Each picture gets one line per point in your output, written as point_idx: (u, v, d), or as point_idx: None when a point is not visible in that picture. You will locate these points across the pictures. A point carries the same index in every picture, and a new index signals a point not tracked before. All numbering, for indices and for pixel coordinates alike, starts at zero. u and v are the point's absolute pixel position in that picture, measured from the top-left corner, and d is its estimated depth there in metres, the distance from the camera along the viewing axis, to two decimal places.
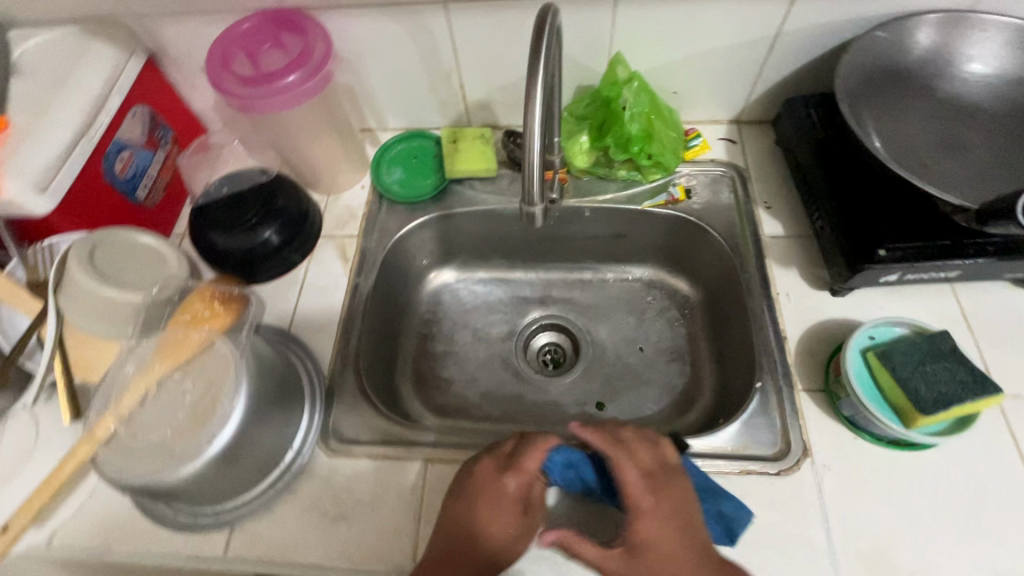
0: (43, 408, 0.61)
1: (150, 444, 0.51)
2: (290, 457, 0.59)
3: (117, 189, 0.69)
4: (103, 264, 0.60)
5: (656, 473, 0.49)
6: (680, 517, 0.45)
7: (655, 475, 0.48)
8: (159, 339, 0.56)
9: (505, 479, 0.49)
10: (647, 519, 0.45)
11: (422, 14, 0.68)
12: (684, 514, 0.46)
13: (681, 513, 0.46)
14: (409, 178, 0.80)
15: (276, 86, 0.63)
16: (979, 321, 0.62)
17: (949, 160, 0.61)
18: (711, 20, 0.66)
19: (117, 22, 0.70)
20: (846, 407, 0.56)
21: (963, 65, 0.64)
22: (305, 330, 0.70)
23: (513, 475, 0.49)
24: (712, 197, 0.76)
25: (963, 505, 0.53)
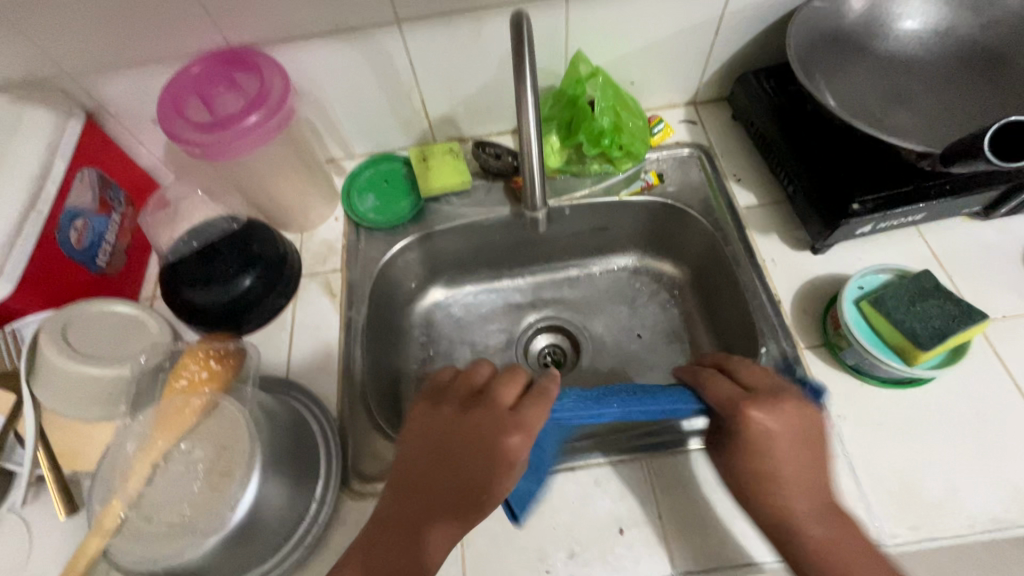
0: (32, 506, 0.56)
1: (169, 522, 0.47)
2: (315, 507, 0.56)
3: (76, 261, 0.64)
4: (79, 342, 0.56)
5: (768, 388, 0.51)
6: (803, 429, 0.49)
7: (758, 388, 0.52)
8: (156, 410, 0.52)
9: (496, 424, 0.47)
10: (760, 416, 0.48)
11: (378, 37, 0.67)
12: (803, 425, 0.49)
13: (791, 421, 0.49)
14: (384, 204, 0.79)
15: (239, 129, 0.61)
16: (949, 257, 0.66)
17: (897, 113, 0.65)
18: (660, 10, 0.68)
19: (49, 84, 0.66)
20: (850, 357, 0.58)
21: (896, 23, 0.68)
22: (304, 374, 0.67)
23: (511, 429, 0.46)
24: (684, 178, 0.78)
25: (971, 430, 0.56)
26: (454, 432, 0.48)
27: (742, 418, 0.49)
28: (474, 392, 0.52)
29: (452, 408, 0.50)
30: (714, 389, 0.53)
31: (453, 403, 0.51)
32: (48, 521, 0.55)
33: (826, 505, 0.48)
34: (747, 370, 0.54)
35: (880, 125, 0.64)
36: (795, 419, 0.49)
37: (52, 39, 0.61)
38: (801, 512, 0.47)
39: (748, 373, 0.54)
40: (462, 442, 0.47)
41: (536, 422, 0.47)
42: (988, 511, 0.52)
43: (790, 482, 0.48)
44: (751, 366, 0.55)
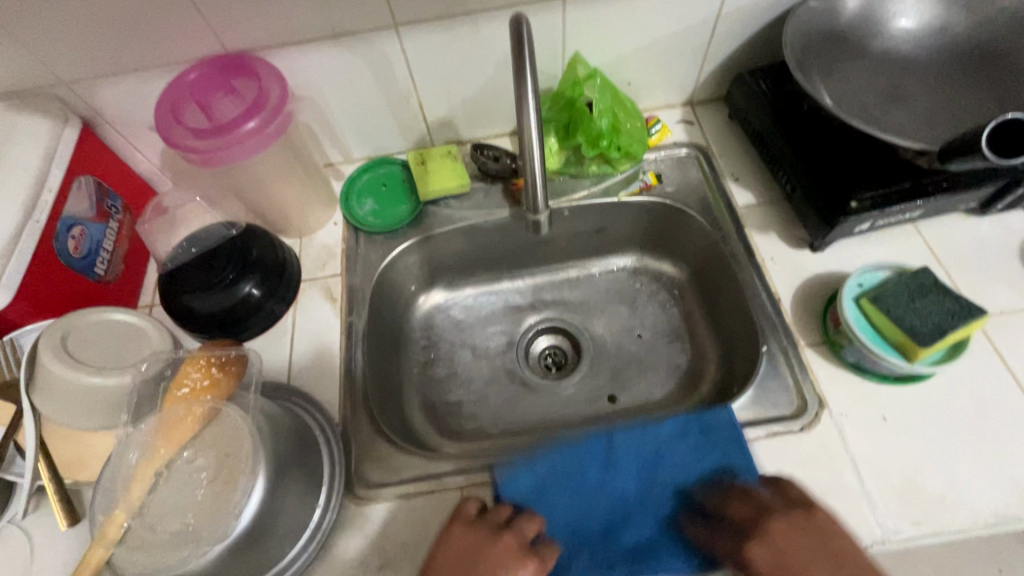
0: (34, 517, 0.55)
1: (173, 532, 0.47)
2: (320, 514, 0.56)
3: (74, 269, 0.64)
4: (79, 349, 0.56)
5: (755, 519, 0.51)
6: (805, 544, 0.48)
7: (746, 526, 0.51)
8: (156, 420, 0.52)
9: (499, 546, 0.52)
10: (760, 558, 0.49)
11: (376, 41, 0.67)
12: (795, 540, 0.49)
13: (789, 547, 0.49)
14: (383, 207, 0.79)
15: (236, 135, 0.61)
16: (947, 253, 0.67)
17: (894, 111, 0.65)
18: (656, 11, 0.69)
19: (45, 92, 0.66)
20: (850, 354, 0.59)
21: (890, 22, 0.69)
22: (306, 380, 0.67)
23: (501, 544, 0.52)
24: (682, 178, 0.78)
25: (972, 426, 0.56)
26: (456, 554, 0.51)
27: (746, 560, 0.50)
28: (492, 519, 0.54)
29: (468, 533, 0.53)
30: (713, 539, 0.53)
31: (470, 523, 0.54)
32: (50, 532, 0.55)
33: None
34: (745, 498, 0.53)
35: (876, 123, 0.65)
36: (800, 538, 0.49)
37: (48, 45, 0.60)
38: None
39: (736, 504, 0.53)
40: (466, 560, 0.51)
41: (547, 553, 0.53)
42: (991, 505, 0.52)
43: None
44: (742, 497, 0.53)
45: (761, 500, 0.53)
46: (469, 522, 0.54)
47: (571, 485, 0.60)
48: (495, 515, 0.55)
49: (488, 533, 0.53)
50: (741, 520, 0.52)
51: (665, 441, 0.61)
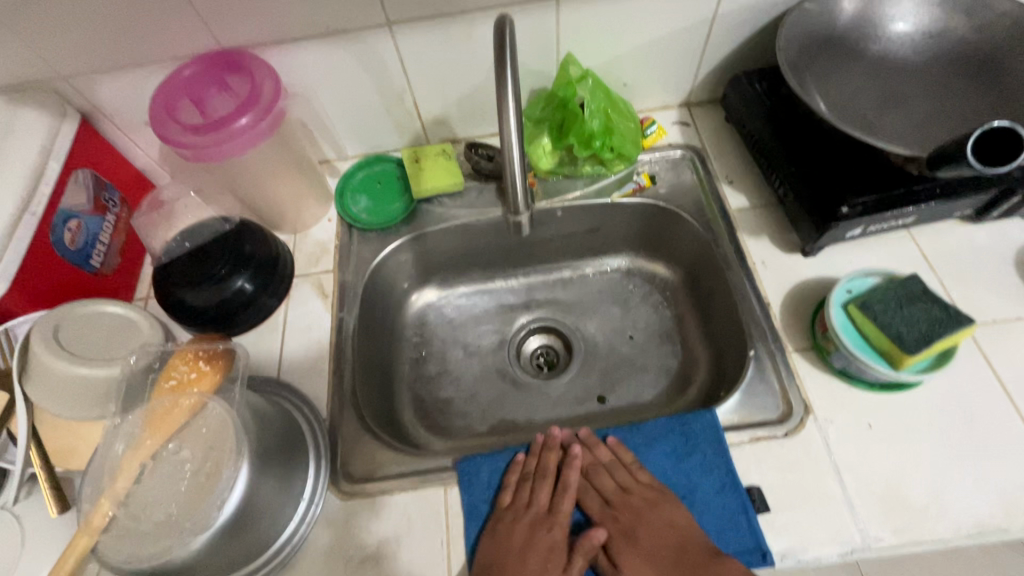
0: (24, 504, 0.56)
1: (156, 522, 0.48)
2: (304, 507, 0.57)
3: (69, 262, 0.65)
4: (70, 341, 0.57)
5: (619, 496, 0.57)
6: (651, 527, 0.54)
7: (614, 502, 0.57)
8: (144, 411, 0.53)
9: (552, 532, 0.55)
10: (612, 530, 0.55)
11: (369, 39, 0.67)
12: (634, 522, 0.55)
13: (634, 524, 0.55)
14: (377, 205, 0.79)
15: (229, 131, 0.61)
16: (940, 261, 0.66)
17: (889, 115, 0.65)
18: (651, 12, 0.68)
19: (44, 86, 0.67)
20: (836, 360, 0.59)
21: (888, 25, 0.68)
22: (295, 374, 0.67)
23: (556, 526, 0.56)
24: (676, 180, 0.78)
25: (958, 435, 0.56)
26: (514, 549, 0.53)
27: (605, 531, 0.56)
28: (532, 506, 0.57)
29: (518, 523, 0.55)
30: (586, 504, 0.59)
31: (517, 512, 0.57)
32: (40, 519, 0.56)
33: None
34: (614, 474, 0.58)
35: (870, 127, 0.64)
36: (638, 518, 0.55)
37: (46, 40, 0.61)
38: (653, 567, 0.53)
39: (602, 480, 0.58)
40: (532, 552, 0.53)
41: (567, 510, 0.58)
42: (973, 516, 0.52)
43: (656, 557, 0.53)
44: (610, 472, 0.59)
45: (623, 478, 0.58)
46: (514, 511, 0.57)
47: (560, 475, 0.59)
48: (522, 491, 0.58)
49: (535, 519, 0.56)
50: (608, 494, 0.57)
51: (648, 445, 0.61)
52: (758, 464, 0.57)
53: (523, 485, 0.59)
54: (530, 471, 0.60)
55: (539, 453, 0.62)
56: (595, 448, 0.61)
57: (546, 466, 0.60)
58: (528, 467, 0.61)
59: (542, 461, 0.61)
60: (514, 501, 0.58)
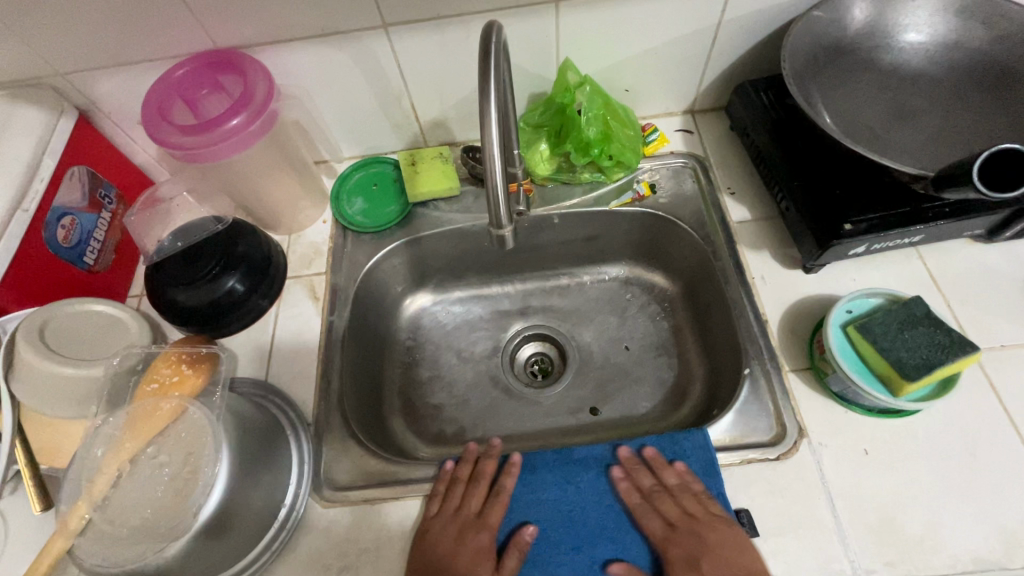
0: (9, 500, 0.57)
1: (132, 527, 0.48)
2: (285, 512, 0.57)
3: (63, 259, 0.65)
4: (56, 341, 0.57)
5: (686, 522, 0.52)
6: (716, 558, 0.49)
7: (678, 527, 0.53)
8: (126, 413, 0.53)
9: (481, 535, 0.54)
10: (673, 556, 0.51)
11: (365, 40, 0.66)
12: (703, 552, 0.50)
13: (699, 553, 0.50)
14: (372, 207, 0.78)
15: (220, 132, 0.61)
16: (947, 281, 0.64)
17: (898, 129, 0.62)
18: (654, 17, 0.66)
19: (42, 82, 0.67)
20: (834, 383, 0.57)
21: (901, 35, 0.65)
22: (283, 378, 0.67)
23: (484, 530, 0.55)
24: (677, 189, 0.76)
25: (958, 465, 0.54)
26: (443, 551, 0.52)
27: (666, 558, 0.51)
28: (461, 512, 0.56)
29: (449, 528, 0.54)
30: (646, 525, 0.54)
31: (449, 516, 0.55)
32: (24, 517, 0.56)
33: None
34: (679, 500, 0.54)
35: (878, 141, 0.62)
36: (707, 548, 0.50)
37: (42, 37, 0.61)
38: None
39: (666, 503, 0.54)
40: (462, 556, 0.52)
41: (497, 518, 0.56)
42: (970, 550, 0.50)
43: None
44: (676, 497, 0.55)
45: (691, 504, 0.54)
46: (444, 517, 0.55)
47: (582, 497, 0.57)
48: (451, 498, 0.57)
49: (464, 524, 0.54)
50: (674, 519, 0.53)
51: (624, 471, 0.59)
52: (747, 487, 0.55)
53: (453, 492, 0.57)
54: (462, 477, 0.59)
55: (473, 461, 0.61)
56: (660, 469, 0.57)
57: (480, 472, 0.59)
58: (460, 472, 0.59)
59: (476, 468, 0.60)
60: (442, 508, 0.56)
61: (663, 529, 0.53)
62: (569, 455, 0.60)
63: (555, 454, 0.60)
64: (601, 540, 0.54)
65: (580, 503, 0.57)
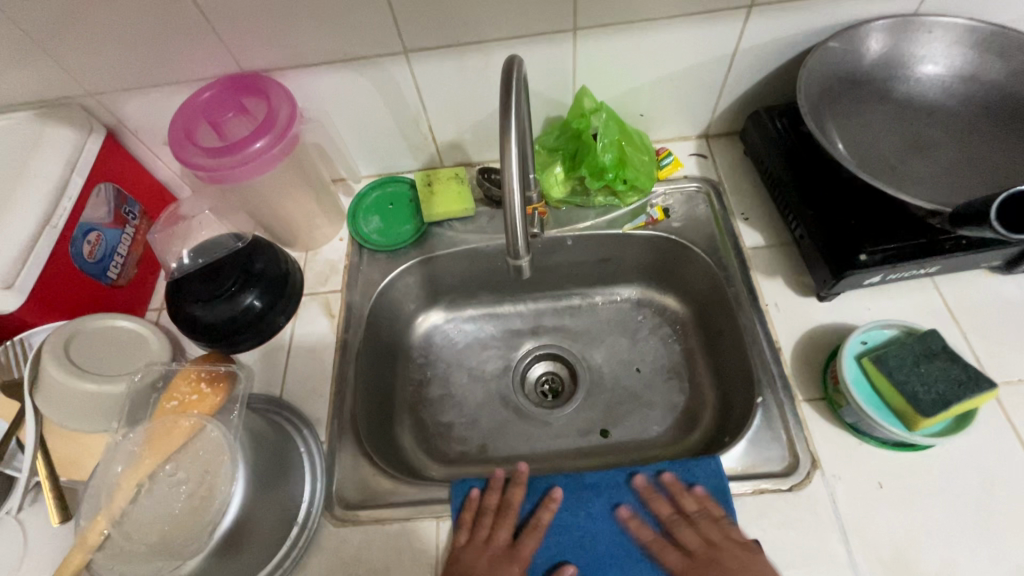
0: (28, 511, 0.58)
1: (149, 544, 0.49)
2: (297, 530, 0.57)
3: (87, 274, 0.67)
4: (80, 357, 0.58)
5: (704, 553, 0.52)
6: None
7: (698, 558, 0.52)
8: (146, 430, 0.54)
9: (511, 567, 0.53)
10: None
11: (386, 66, 0.68)
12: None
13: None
14: (388, 226, 0.80)
15: (243, 154, 0.62)
16: (964, 313, 0.63)
17: (915, 160, 0.62)
18: (670, 47, 0.67)
19: (73, 102, 0.69)
20: (848, 415, 0.56)
21: (917, 67, 0.66)
22: (297, 395, 0.68)
23: (517, 562, 0.54)
24: (690, 213, 0.77)
25: (975, 502, 0.53)
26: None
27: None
28: (489, 544, 0.55)
29: (477, 559, 0.54)
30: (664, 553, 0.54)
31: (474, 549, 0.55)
32: (41, 528, 0.57)
33: None
34: (699, 529, 0.54)
35: (894, 172, 0.62)
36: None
37: (76, 60, 0.63)
38: None
39: (686, 532, 0.54)
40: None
41: (530, 552, 0.55)
42: None
43: None
44: (696, 526, 0.54)
45: (711, 532, 0.53)
46: (472, 548, 0.55)
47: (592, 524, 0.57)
48: (480, 528, 0.56)
49: (495, 555, 0.54)
50: (692, 550, 0.53)
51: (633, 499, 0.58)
52: (759, 518, 0.55)
53: (480, 522, 0.57)
54: (490, 507, 0.58)
55: (500, 488, 0.60)
56: (678, 494, 0.57)
57: (507, 501, 0.59)
58: (489, 502, 0.59)
59: (504, 496, 0.59)
60: (470, 539, 0.56)
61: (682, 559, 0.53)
62: (581, 480, 0.60)
63: (566, 478, 0.60)
64: (611, 566, 0.54)
65: (593, 530, 0.56)
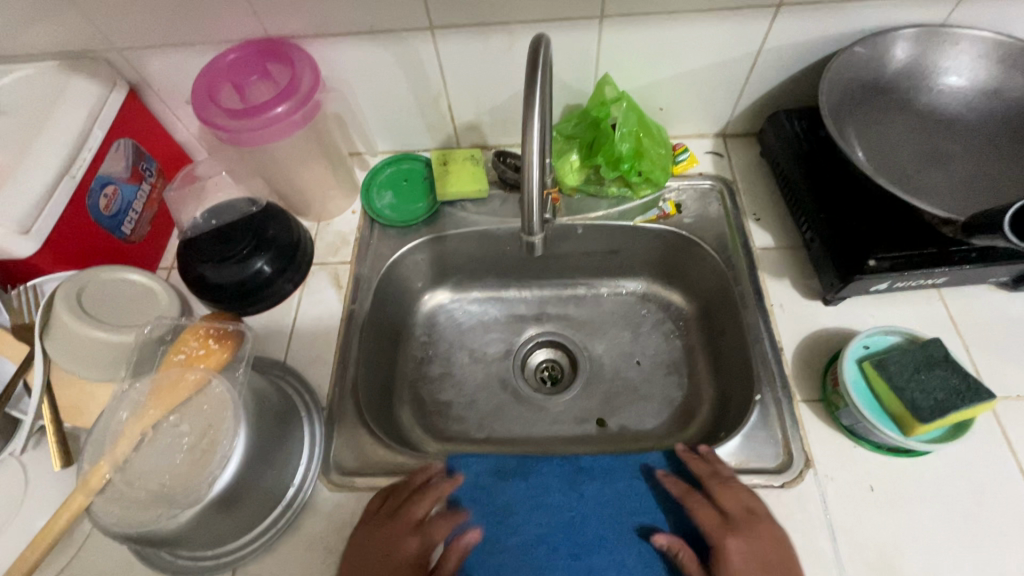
0: (31, 454, 0.59)
1: (149, 491, 0.50)
2: (292, 492, 0.59)
3: (102, 226, 0.68)
4: (90, 305, 0.59)
5: (744, 515, 0.52)
6: (769, 554, 0.50)
7: (737, 518, 0.52)
8: (152, 381, 0.54)
9: (410, 542, 0.52)
10: (733, 543, 0.51)
11: (410, 41, 0.68)
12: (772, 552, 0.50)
13: (763, 550, 0.50)
14: (400, 202, 0.80)
15: (264, 118, 0.63)
16: (968, 326, 0.63)
17: (931, 171, 0.63)
18: (695, 42, 0.67)
19: (98, 56, 0.69)
20: (845, 416, 0.57)
21: (941, 78, 0.66)
22: (301, 361, 0.69)
23: (417, 537, 0.53)
24: (702, 210, 0.77)
25: (964, 510, 0.54)
26: (371, 548, 0.51)
27: (721, 549, 0.51)
28: (402, 514, 0.54)
29: (376, 532, 0.52)
30: (699, 515, 0.54)
31: (381, 520, 0.53)
32: (44, 470, 0.58)
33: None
34: (737, 492, 0.54)
35: (909, 181, 0.62)
36: (769, 547, 0.50)
37: (103, 13, 0.64)
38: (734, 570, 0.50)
39: (729, 495, 0.54)
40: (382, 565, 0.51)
41: (440, 530, 0.54)
42: None
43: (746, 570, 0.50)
44: (736, 490, 0.54)
45: (751, 500, 0.53)
46: (379, 518, 0.53)
47: (575, 507, 0.58)
48: (395, 499, 0.55)
49: (400, 527, 0.53)
50: (734, 511, 0.53)
51: (626, 485, 0.59)
52: None
53: (398, 495, 0.56)
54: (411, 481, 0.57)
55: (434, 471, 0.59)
56: (716, 463, 0.57)
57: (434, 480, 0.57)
58: (417, 475, 0.58)
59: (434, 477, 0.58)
60: (383, 507, 0.55)
61: (718, 517, 0.53)
62: (576, 463, 0.60)
63: (562, 460, 0.60)
64: (599, 548, 0.55)
65: (584, 512, 0.57)
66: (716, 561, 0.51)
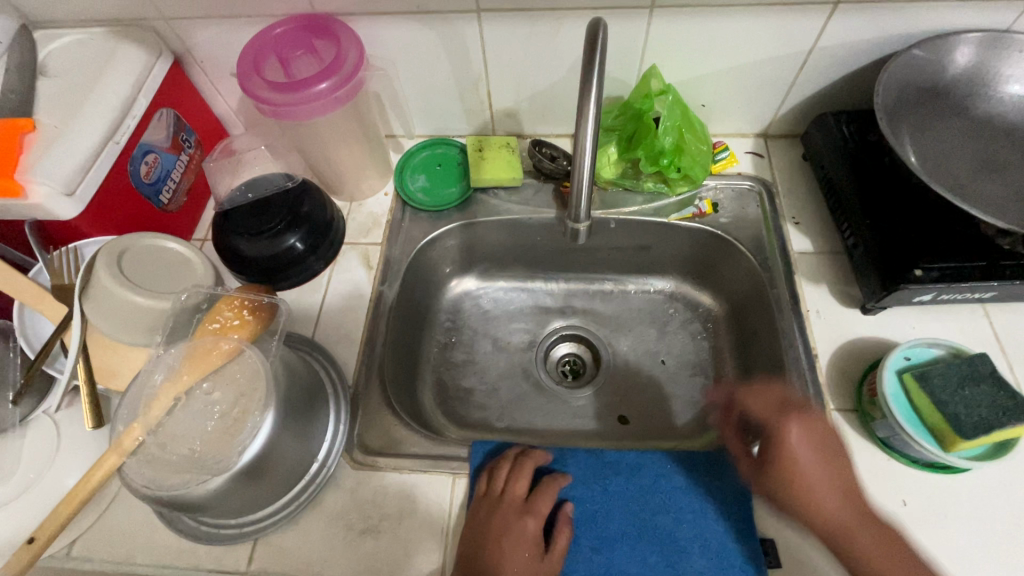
0: (65, 413, 0.60)
1: (180, 457, 0.50)
2: (316, 468, 0.59)
3: (142, 194, 0.69)
4: (129, 270, 0.59)
5: (799, 403, 0.58)
6: (823, 443, 0.55)
7: (790, 406, 0.58)
8: (187, 347, 0.54)
9: (525, 521, 0.54)
10: (795, 429, 0.55)
11: (457, 23, 0.67)
12: (827, 441, 0.55)
13: (819, 435, 0.55)
14: (433, 186, 0.80)
15: (308, 94, 0.63)
16: (1013, 344, 0.62)
17: (985, 181, 0.61)
18: (748, 38, 0.66)
19: (147, 25, 0.70)
20: (880, 428, 0.56)
21: (1001, 86, 0.64)
22: (329, 339, 0.69)
23: (530, 516, 0.55)
24: (739, 211, 0.75)
25: (1000, 531, 0.52)
26: (488, 530, 0.53)
27: (782, 429, 0.56)
28: (507, 495, 0.56)
29: (491, 513, 0.54)
30: (755, 404, 0.60)
31: (491, 503, 0.55)
32: (76, 430, 0.59)
33: (786, 451, 0.55)
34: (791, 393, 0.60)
35: (963, 190, 0.60)
36: (824, 431, 0.55)
37: None
38: (794, 448, 0.55)
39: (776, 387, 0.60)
40: (506, 540, 0.53)
41: (543, 505, 0.56)
42: None
43: (803, 457, 0.54)
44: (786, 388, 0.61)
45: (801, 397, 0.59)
46: (489, 501, 0.55)
47: (596, 507, 0.57)
48: (497, 481, 0.57)
49: (509, 509, 0.55)
50: (790, 402, 0.58)
51: (651, 482, 0.58)
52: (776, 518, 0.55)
53: (498, 472, 0.58)
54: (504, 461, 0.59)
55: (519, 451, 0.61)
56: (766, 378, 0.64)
57: (524, 458, 0.59)
58: (507, 455, 0.60)
59: (521, 456, 0.60)
60: (489, 490, 0.56)
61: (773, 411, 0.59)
62: (600, 457, 0.60)
63: (587, 453, 0.60)
64: (621, 543, 0.55)
65: (607, 506, 0.57)
66: (776, 437, 0.56)
